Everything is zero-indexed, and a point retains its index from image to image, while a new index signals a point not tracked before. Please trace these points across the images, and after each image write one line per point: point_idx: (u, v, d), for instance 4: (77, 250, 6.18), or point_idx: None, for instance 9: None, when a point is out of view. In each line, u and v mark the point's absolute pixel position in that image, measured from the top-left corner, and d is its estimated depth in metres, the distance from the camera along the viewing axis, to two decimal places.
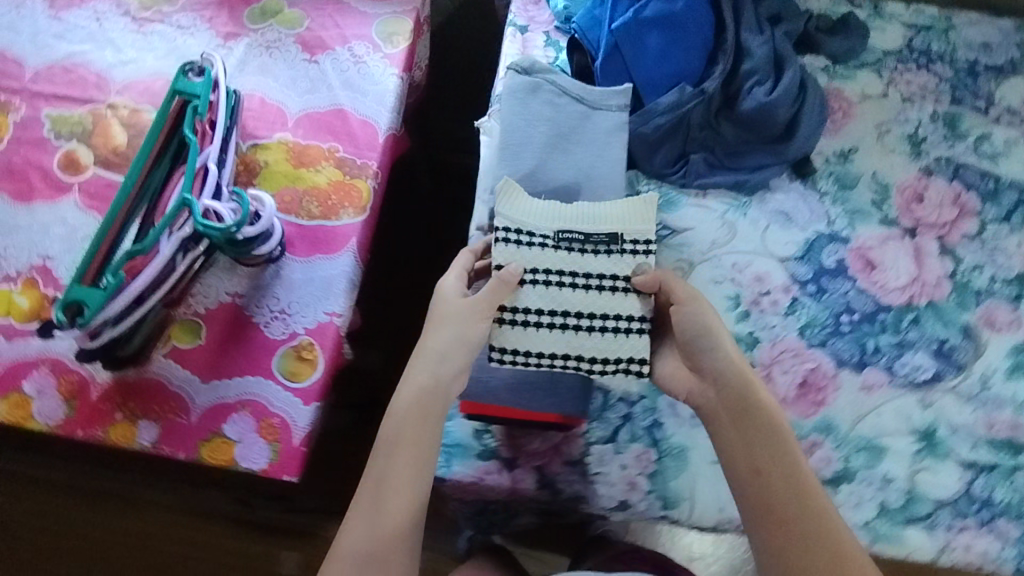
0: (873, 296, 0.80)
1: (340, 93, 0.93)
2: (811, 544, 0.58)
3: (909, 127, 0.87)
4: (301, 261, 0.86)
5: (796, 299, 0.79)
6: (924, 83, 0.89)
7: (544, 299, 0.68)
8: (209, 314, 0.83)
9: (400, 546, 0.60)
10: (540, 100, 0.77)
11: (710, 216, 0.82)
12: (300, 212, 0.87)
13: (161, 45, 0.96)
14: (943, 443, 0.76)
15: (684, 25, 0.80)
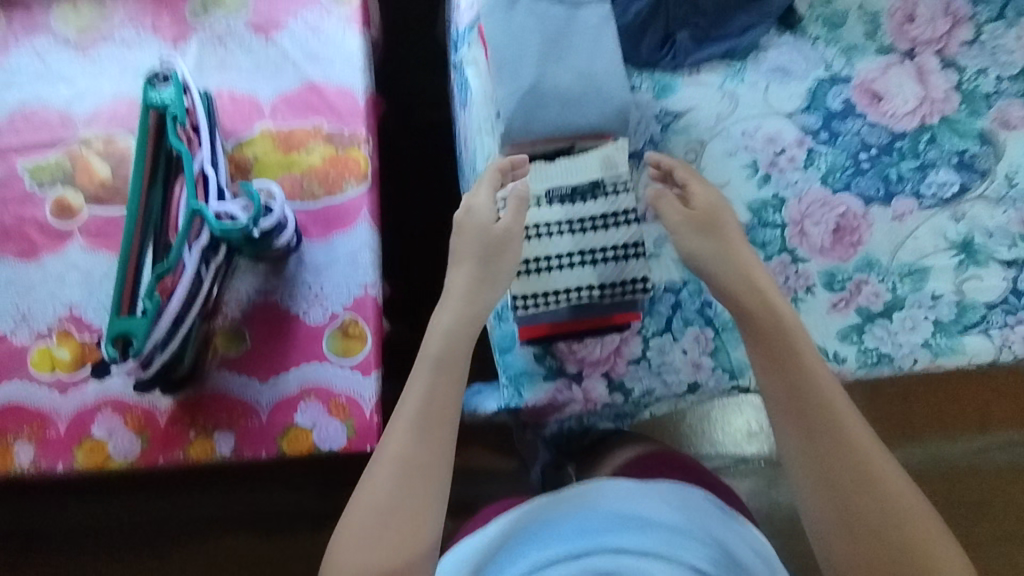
0: (886, 127, 0.79)
1: (307, 68, 0.91)
2: (833, 448, 0.60)
3: None
4: (320, 243, 0.85)
5: (812, 150, 0.79)
6: None
7: (547, 247, 0.73)
8: (248, 317, 0.83)
9: (444, 459, 0.61)
10: (522, 11, 0.74)
11: (709, 90, 0.81)
12: (305, 196, 0.86)
13: (113, 68, 0.93)
14: (981, 250, 0.76)
15: None
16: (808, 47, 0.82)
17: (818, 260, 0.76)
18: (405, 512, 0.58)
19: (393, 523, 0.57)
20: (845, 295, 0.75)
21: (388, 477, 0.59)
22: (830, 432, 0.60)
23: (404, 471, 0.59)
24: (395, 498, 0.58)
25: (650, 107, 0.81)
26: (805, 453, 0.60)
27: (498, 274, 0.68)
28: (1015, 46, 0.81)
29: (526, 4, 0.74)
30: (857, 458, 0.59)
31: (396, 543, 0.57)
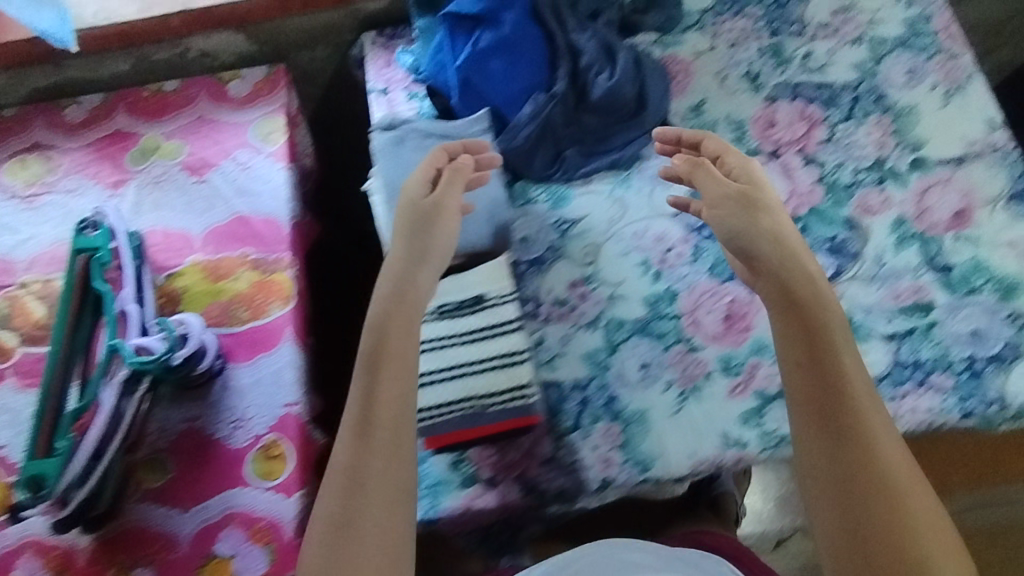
0: None
1: (237, 202, 0.98)
2: (845, 422, 0.62)
3: (742, 68, 0.98)
4: (245, 366, 0.88)
5: (697, 245, 0.86)
6: (743, 26, 1.01)
7: (439, 360, 0.80)
8: (173, 446, 0.85)
9: (397, 461, 0.65)
10: (410, 146, 0.88)
11: (600, 198, 0.90)
12: (231, 321, 0.90)
13: (55, 214, 0.99)
14: (863, 326, 0.82)
15: (517, 45, 0.91)
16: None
17: (712, 347, 0.81)
18: (363, 522, 0.62)
19: (357, 535, 0.61)
20: (742, 379, 0.79)
21: (339, 490, 0.63)
22: (856, 439, 0.61)
23: (354, 483, 0.63)
24: (354, 511, 0.62)
25: (547, 217, 0.89)
26: (825, 453, 0.61)
27: (426, 261, 0.75)
28: (865, 142, 0.92)
29: (414, 140, 0.88)
30: (878, 470, 0.60)
31: (369, 554, 0.61)
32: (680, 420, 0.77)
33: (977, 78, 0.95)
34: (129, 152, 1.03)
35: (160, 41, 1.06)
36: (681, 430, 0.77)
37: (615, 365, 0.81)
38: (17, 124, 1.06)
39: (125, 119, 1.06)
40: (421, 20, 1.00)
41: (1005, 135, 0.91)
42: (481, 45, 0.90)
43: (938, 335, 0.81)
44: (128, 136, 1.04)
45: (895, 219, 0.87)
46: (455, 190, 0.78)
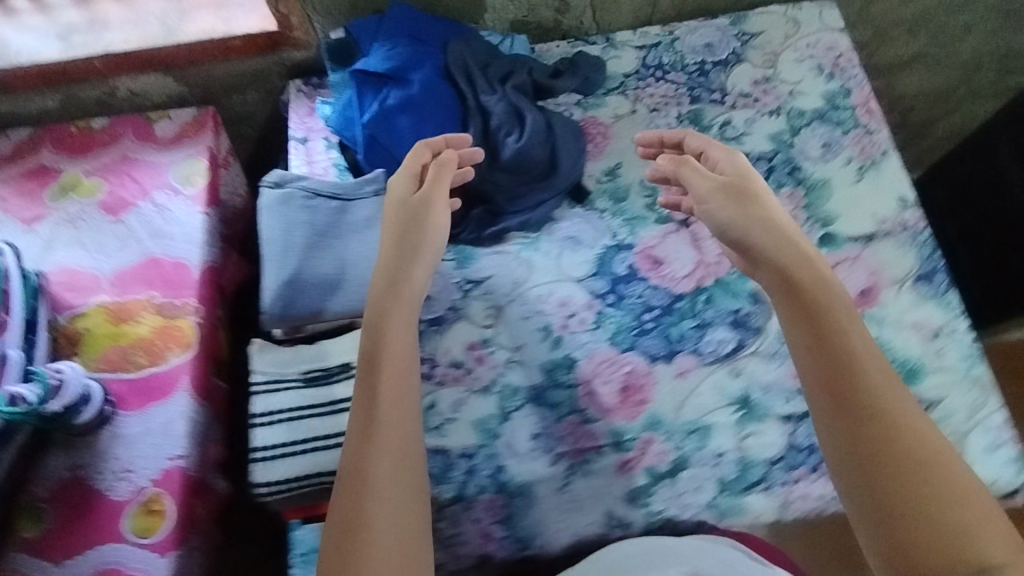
0: (666, 290, 0.92)
1: (187, 250, 1.05)
2: (863, 394, 0.59)
3: (660, 133, 1.01)
4: (134, 415, 0.96)
5: (600, 312, 0.91)
6: (665, 92, 1.04)
7: (285, 432, 0.69)
8: (160, 487, 0.92)
9: (393, 407, 0.61)
10: (296, 208, 0.79)
11: (507, 259, 0.95)
12: (170, 352, 0.98)
13: (141, 230, 1.06)
14: (759, 406, 0.86)
15: (424, 105, 0.90)
16: None
17: (606, 420, 0.86)
18: (387, 458, 0.58)
19: (374, 475, 0.57)
20: (633, 455, 0.85)
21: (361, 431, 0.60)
22: (872, 417, 0.58)
23: (385, 418, 0.60)
24: (369, 449, 0.58)
25: (452, 275, 0.94)
26: (863, 425, 0.57)
27: (427, 225, 0.74)
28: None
29: (301, 200, 0.79)
30: (899, 441, 0.56)
31: (382, 529, 0.54)
32: (565, 500, 0.83)
33: (891, 153, 0.98)
34: (209, 178, 1.10)
35: (241, 80, 1.12)
36: (565, 510, 0.83)
37: (508, 434, 0.86)
38: (106, 136, 1.13)
39: (193, 146, 1.12)
40: (334, 74, 0.95)
41: (917, 215, 0.94)
42: (389, 102, 0.89)
43: None
44: (216, 164, 1.14)
45: None
46: (441, 187, 0.76)
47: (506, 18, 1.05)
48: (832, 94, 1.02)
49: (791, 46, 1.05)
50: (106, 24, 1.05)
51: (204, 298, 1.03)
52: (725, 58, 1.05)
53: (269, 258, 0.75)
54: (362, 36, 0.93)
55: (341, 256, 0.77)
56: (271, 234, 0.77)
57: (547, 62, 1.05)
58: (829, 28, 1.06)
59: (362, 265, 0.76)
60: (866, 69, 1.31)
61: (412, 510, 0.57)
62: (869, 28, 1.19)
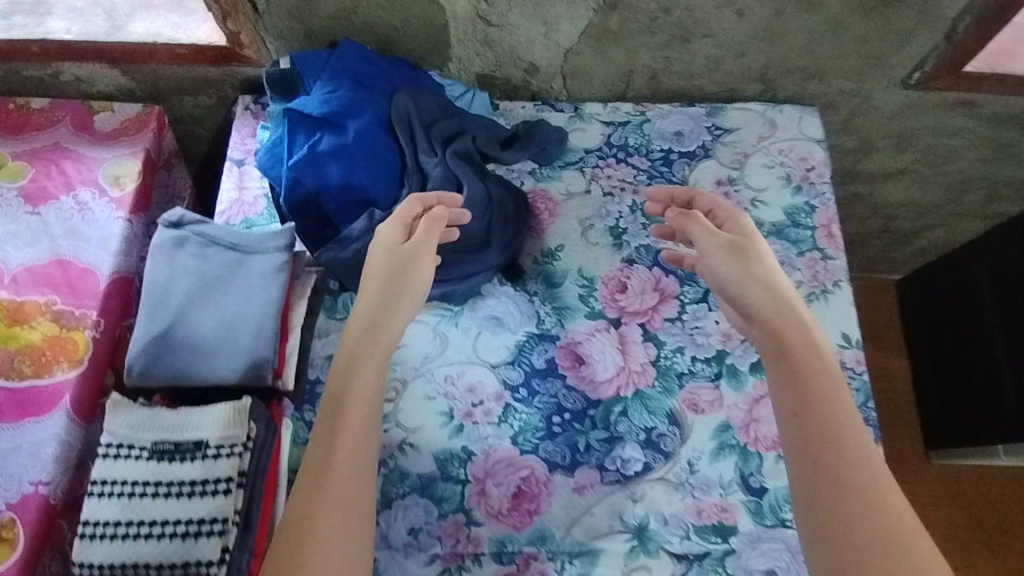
0: (582, 393, 0.86)
1: (101, 256, 0.98)
2: (841, 468, 0.60)
3: (610, 220, 0.96)
4: (8, 428, 0.88)
5: (507, 406, 0.85)
6: (624, 175, 0.99)
7: (117, 510, 0.64)
8: (17, 511, 0.84)
9: (353, 453, 0.62)
10: (189, 255, 0.73)
11: (423, 329, 0.89)
12: (57, 367, 0.92)
13: (57, 227, 0.99)
14: (654, 538, 0.79)
15: (358, 155, 0.85)
16: (665, 278, 0.92)
17: (491, 526, 0.79)
18: (334, 506, 0.59)
19: (319, 521, 0.58)
20: (511, 570, 0.77)
21: (315, 475, 0.61)
22: (855, 492, 0.59)
23: (338, 462, 0.61)
24: (317, 497, 0.59)
25: None
26: (845, 500, 0.59)
27: (413, 272, 0.74)
28: (712, 330, 0.89)
29: (193, 247, 0.73)
30: (878, 517, 0.57)
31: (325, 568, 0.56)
32: None
33: (844, 284, 0.92)
34: (140, 183, 1.03)
35: (190, 84, 1.05)
36: None
37: (383, 524, 0.79)
38: (43, 118, 1.06)
39: (130, 144, 1.05)
40: (273, 104, 0.89)
41: (856, 355, 0.89)
42: (319, 148, 0.84)
43: (730, 566, 0.77)
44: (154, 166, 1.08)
45: (719, 423, 0.84)
46: (431, 240, 0.77)
47: (471, 70, 0.98)
48: (795, 209, 0.96)
49: (763, 148, 1.00)
50: (50, 8, 0.97)
51: (107, 311, 0.96)
52: (692, 150, 1.00)
53: (143, 306, 0.69)
54: (306, 69, 0.87)
55: (220, 315, 0.70)
56: (153, 278, 0.71)
57: (508, 123, 1.00)
58: (806, 137, 1.01)
59: (240, 329, 0.70)
60: (846, 175, 1.26)
61: (354, 560, 0.57)
62: (853, 138, 1.14)
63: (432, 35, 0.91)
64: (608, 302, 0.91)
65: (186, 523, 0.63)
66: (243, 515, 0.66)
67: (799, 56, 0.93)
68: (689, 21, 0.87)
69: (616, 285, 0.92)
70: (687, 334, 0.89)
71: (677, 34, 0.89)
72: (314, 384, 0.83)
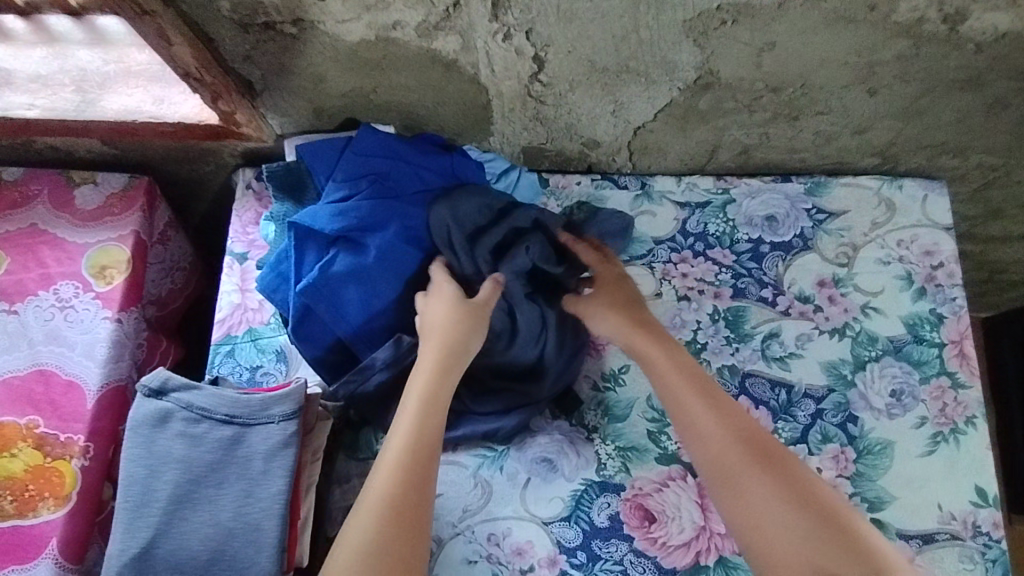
0: (653, 560, 0.71)
1: (88, 366, 0.85)
2: (735, 447, 0.61)
3: (686, 333, 0.79)
4: None
5: (563, 573, 0.71)
6: (702, 273, 0.81)
7: None
8: None
9: (416, 512, 0.58)
10: (174, 434, 0.59)
11: (461, 475, 0.75)
12: (42, 505, 0.80)
13: (37, 329, 0.86)
14: None
15: (381, 276, 0.69)
16: (754, 410, 0.76)
17: None
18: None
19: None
20: None
21: (371, 533, 0.55)
22: (752, 461, 0.60)
23: (402, 521, 0.57)
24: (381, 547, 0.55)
25: None
26: (757, 472, 0.59)
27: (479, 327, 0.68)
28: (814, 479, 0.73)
29: (179, 423, 0.59)
30: (781, 475, 0.59)
31: None
32: None
33: (980, 421, 0.75)
34: (129, 274, 0.88)
35: (184, 153, 0.90)
36: None
37: None
38: (18, 194, 0.92)
39: (116, 224, 0.90)
40: (280, 206, 0.74)
41: (994, 516, 0.72)
42: (334, 268, 0.68)
43: None
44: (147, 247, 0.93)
45: None
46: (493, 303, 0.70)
47: (516, 143, 0.81)
48: (917, 320, 0.78)
49: (876, 238, 0.81)
50: (8, 75, 0.81)
51: (97, 433, 0.83)
52: (788, 241, 0.82)
53: (120, 512, 0.56)
54: (317, 165, 0.72)
55: (214, 520, 0.56)
56: (132, 472, 0.57)
57: (560, 206, 0.83)
58: (931, 223, 0.81)
59: (238, 537, 0.56)
60: (958, 238, 1.05)
61: None
62: (979, 206, 0.93)
63: (472, 114, 0.76)
64: None
65: None
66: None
67: (938, 132, 0.76)
68: (802, 100, 0.71)
69: None
70: None
71: (783, 111, 0.73)
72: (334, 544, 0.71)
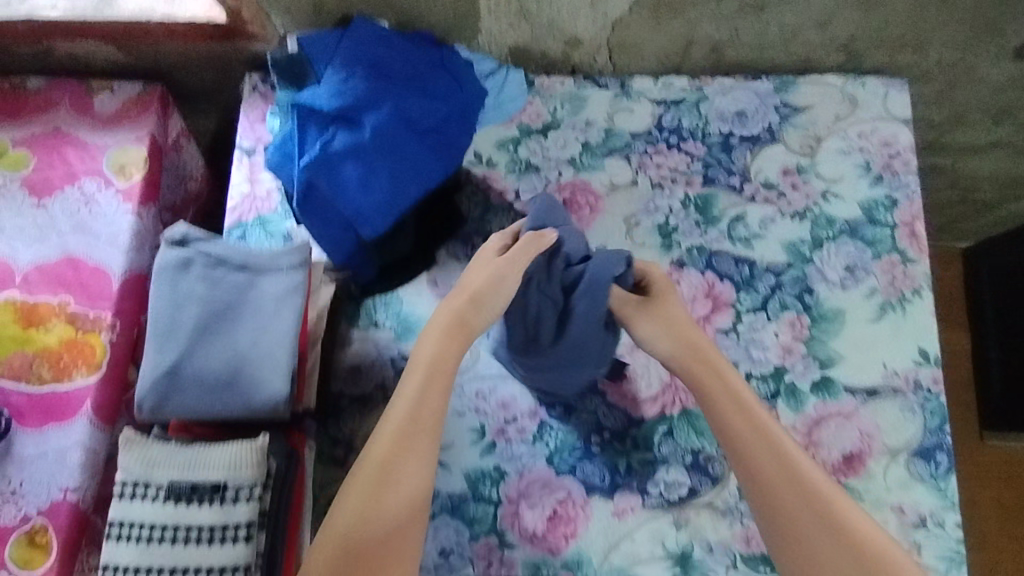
0: (624, 411, 0.82)
1: (112, 253, 0.93)
2: (773, 475, 0.64)
3: (658, 217, 0.86)
4: (32, 434, 0.87)
5: (543, 424, 0.82)
6: (675, 164, 0.87)
7: (136, 555, 0.61)
8: (50, 517, 0.84)
9: (410, 483, 0.64)
10: (194, 277, 0.67)
11: None
12: (75, 372, 0.89)
13: (64, 221, 0.94)
14: (698, 565, 0.76)
15: (378, 152, 0.76)
16: (718, 283, 0.83)
17: (525, 548, 0.77)
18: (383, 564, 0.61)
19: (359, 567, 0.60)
20: None
21: (356, 509, 0.62)
22: (792, 490, 0.63)
23: (398, 496, 0.63)
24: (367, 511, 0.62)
25: (389, 348, 0.83)
26: (794, 502, 0.62)
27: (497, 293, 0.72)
28: (770, 343, 0.81)
29: (199, 268, 0.67)
30: (815, 505, 0.62)
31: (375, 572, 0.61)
32: None
33: (925, 292, 0.82)
34: (146, 172, 0.96)
35: (193, 59, 0.96)
36: None
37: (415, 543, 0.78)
38: (41, 101, 0.99)
39: (133, 128, 0.97)
40: (281, 92, 0.79)
41: (933, 374, 0.79)
42: (334, 146, 0.75)
43: None
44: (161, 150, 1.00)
45: None
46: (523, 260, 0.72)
47: (503, 43, 0.88)
48: (873, 204, 0.84)
49: (839, 130, 0.87)
50: None
51: (123, 312, 0.92)
52: (756, 134, 0.87)
53: (150, 338, 0.65)
54: (318, 56, 0.78)
55: (231, 347, 0.65)
56: (160, 307, 0.66)
57: (544, 104, 0.90)
58: (891, 116, 0.87)
59: (255, 362, 0.65)
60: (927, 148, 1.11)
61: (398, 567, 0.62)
62: (944, 110, 0.99)
63: (461, 9, 0.82)
64: None
65: (208, 570, 0.60)
66: (265, 556, 0.64)
67: (896, 25, 0.82)
68: None
69: None
70: (742, 348, 0.81)
71: (749, 2, 0.79)
72: (338, 396, 0.82)
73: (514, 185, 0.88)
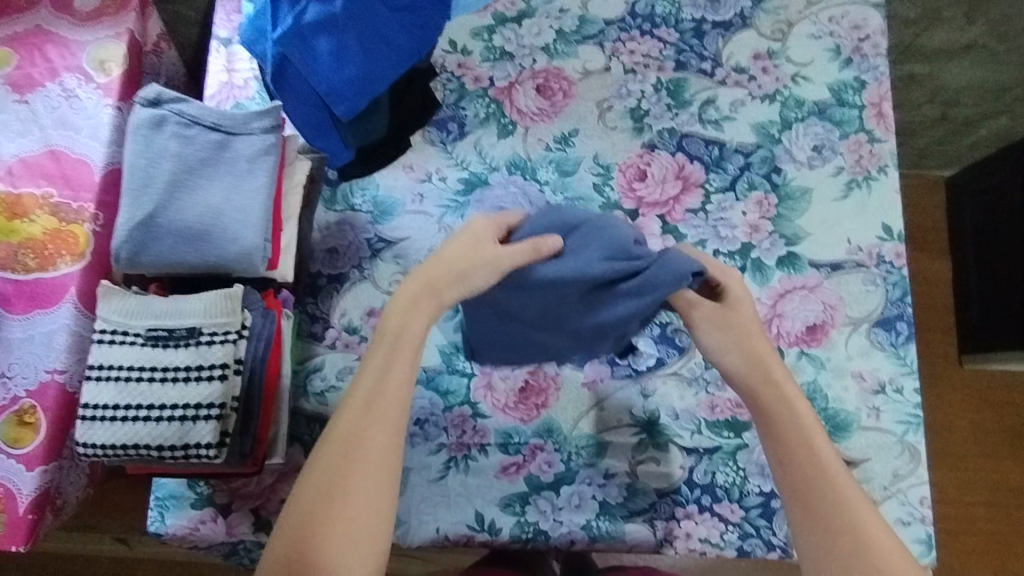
0: None
1: (93, 146, 0.94)
2: (824, 505, 0.61)
3: (630, 101, 0.87)
4: (19, 319, 0.89)
5: None
6: (648, 50, 0.88)
7: (119, 394, 0.66)
8: (39, 399, 0.87)
9: (374, 473, 0.61)
10: (168, 135, 0.69)
11: (428, 222, 0.85)
12: (59, 261, 0.90)
13: (46, 116, 0.95)
14: (664, 429, 0.80)
15: (350, 25, 0.73)
16: (688, 164, 0.85)
17: (498, 418, 0.80)
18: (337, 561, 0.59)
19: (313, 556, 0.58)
20: (517, 460, 0.79)
21: (316, 494, 0.60)
22: (839, 522, 0.60)
23: (365, 486, 0.61)
24: (325, 494, 0.60)
25: (365, 230, 0.85)
26: (842, 539, 0.60)
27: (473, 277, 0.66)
28: (739, 221, 0.83)
29: (174, 127, 0.69)
30: (860, 542, 0.60)
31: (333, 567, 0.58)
32: (437, 492, 0.79)
33: (891, 170, 0.83)
34: (126, 68, 0.96)
35: None
36: (433, 503, 0.78)
37: None
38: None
39: (112, 25, 0.98)
40: None
41: (895, 249, 0.81)
42: (305, 18, 0.73)
43: (740, 460, 0.78)
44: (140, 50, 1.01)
45: None
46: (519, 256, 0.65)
47: None
48: (841, 86, 0.85)
49: (811, 15, 0.87)
50: None
51: (106, 205, 0.93)
52: (728, 20, 0.88)
53: (126, 192, 0.67)
54: None
55: (204, 202, 0.67)
56: (136, 164, 0.68)
57: None
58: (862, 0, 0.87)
59: (228, 217, 0.67)
60: (903, 53, 1.12)
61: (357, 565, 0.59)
62: None
63: None
64: (625, 192, 0.85)
65: (186, 406, 0.65)
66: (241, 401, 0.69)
67: None
68: None
69: (635, 172, 0.85)
70: (710, 226, 0.83)
71: None
72: (316, 275, 0.84)
73: (488, 72, 0.89)
